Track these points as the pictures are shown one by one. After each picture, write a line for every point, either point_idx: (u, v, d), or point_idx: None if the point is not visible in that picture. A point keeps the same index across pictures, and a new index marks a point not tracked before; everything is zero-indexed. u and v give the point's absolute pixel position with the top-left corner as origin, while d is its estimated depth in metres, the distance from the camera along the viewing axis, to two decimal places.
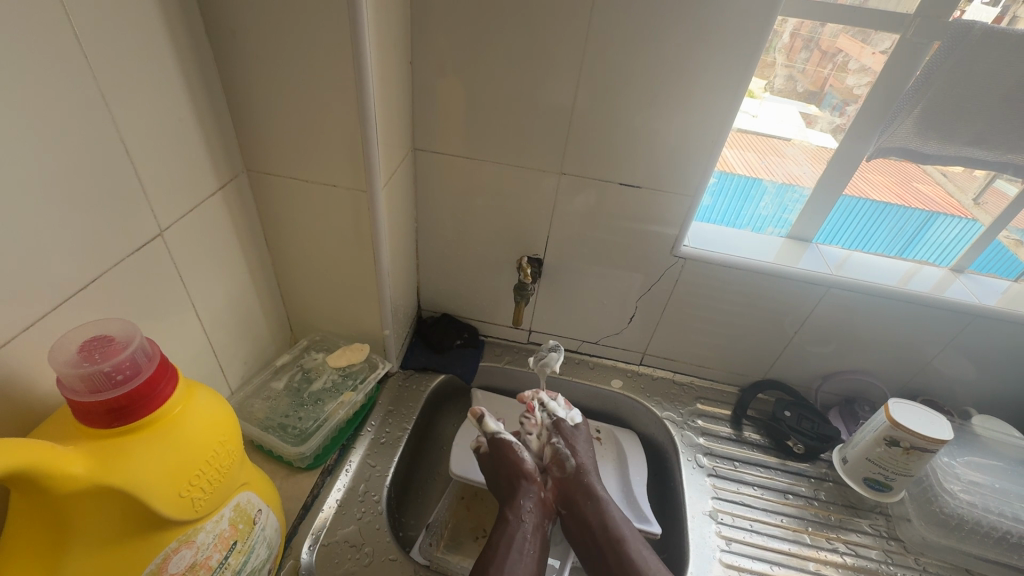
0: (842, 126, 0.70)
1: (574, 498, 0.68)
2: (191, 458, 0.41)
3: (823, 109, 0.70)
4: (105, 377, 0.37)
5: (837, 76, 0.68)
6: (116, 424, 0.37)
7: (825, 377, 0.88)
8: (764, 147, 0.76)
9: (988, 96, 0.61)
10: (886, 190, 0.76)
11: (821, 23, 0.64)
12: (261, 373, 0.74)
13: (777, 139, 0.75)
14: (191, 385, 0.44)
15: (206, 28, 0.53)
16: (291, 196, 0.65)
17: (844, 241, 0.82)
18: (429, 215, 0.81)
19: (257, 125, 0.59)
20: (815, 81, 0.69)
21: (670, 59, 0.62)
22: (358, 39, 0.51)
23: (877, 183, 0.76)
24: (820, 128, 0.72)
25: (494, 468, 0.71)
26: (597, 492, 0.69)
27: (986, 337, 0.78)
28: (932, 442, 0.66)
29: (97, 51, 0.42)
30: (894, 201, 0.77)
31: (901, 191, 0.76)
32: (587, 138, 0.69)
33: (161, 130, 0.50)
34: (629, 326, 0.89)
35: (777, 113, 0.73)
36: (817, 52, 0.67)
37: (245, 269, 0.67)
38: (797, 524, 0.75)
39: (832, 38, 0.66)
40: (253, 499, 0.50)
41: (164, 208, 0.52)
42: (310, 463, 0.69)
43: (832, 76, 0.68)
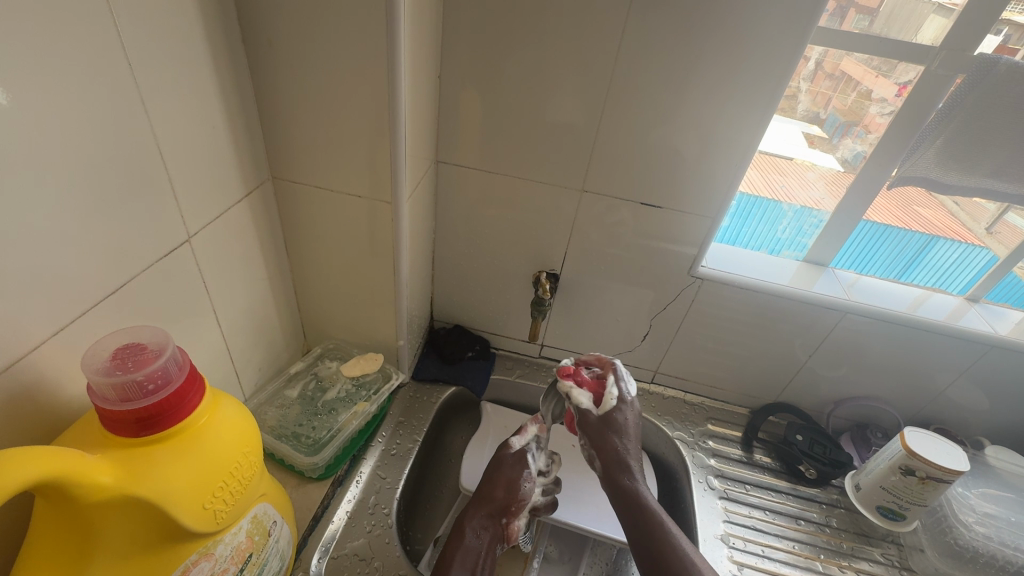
0: (841, 146, 0.72)
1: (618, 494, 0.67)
2: (214, 469, 0.40)
3: (826, 130, 0.71)
4: (136, 386, 0.37)
5: (840, 99, 0.68)
6: (143, 433, 0.37)
7: (837, 402, 0.87)
8: (766, 165, 0.76)
9: (1012, 130, 0.61)
10: (891, 215, 0.76)
11: (825, 49, 0.65)
12: (274, 381, 0.73)
13: (779, 158, 0.75)
14: (216, 394, 0.43)
15: (241, 38, 0.53)
16: (313, 206, 0.65)
17: (846, 261, 0.82)
18: (447, 226, 0.81)
19: (286, 134, 0.60)
20: (819, 102, 0.69)
21: (696, 82, 0.62)
22: (393, 54, 0.51)
23: (881, 208, 0.76)
24: (821, 149, 0.73)
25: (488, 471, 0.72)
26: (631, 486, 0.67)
27: (1001, 368, 0.78)
28: (949, 473, 0.65)
29: (139, 59, 0.43)
30: (895, 224, 0.77)
31: (902, 214, 0.76)
32: (610, 157, 0.70)
33: (195, 137, 0.50)
34: (642, 344, 0.89)
35: (780, 133, 0.73)
36: (821, 74, 0.67)
37: (264, 276, 0.67)
38: (809, 551, 0.74)
39: (836, 62, 0.66)
40: (269, 510, 0.49)
41: (192, 215, 0.52)
42: (321, 474, 0.68)
43: (836, 99, 0.69)
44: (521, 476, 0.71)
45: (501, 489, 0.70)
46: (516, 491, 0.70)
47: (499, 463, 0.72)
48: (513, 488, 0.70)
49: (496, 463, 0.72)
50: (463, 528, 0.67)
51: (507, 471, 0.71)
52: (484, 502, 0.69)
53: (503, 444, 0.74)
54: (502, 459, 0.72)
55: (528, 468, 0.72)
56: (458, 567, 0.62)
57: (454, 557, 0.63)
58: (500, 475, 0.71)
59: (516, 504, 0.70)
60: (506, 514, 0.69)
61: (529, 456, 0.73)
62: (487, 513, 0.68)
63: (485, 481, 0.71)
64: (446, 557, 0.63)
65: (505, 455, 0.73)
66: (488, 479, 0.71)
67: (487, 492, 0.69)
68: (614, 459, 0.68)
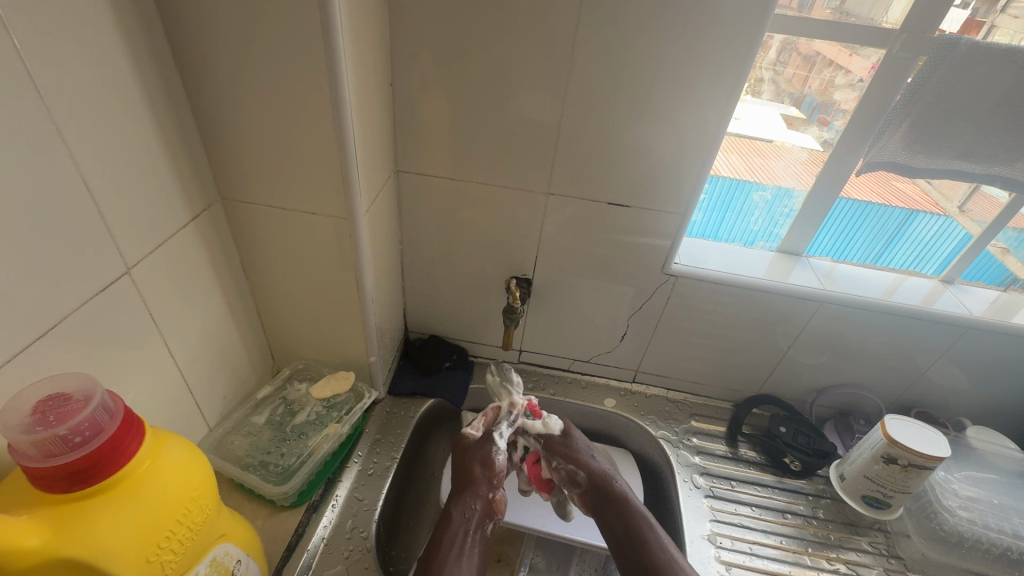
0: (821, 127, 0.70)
1: (599, 504, 0.69)
2: (159, 519, 0.38)
3: (804, 111, 0.70)
4: (61, 441, 0.34)
5: (817, 78, 0.67)
6: (75, 488, 0.34)
7: (819, 392, 0.87)
8: (747, 149, 0.74)
9: (977, 109, 0.60)
10: (869, 191, 0.75)
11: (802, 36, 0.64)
12: (240, 408, 0.70)
13: (759, 141, 0.73)
14: (160, 436, 0.41)
15: (173, 55, 0.51)
16: (267, 226, 0.63)
17: (828, 239, 0.80)
18: (414, 236, 0.79)
19: (230, 153, 0.57)
20: (795, 83, 0.68)
21: (655, 76, 0.61)
22: (334, 65, 0.49)
23: (860, 183, 0.74)
24: (798, 128, 0.71)
25: (460, 459, 0.70)
26: (617, 492, 0.69)
27: (979, 349, 0.77)
28: (930, 459, 0.65)
29: (53, 87, 0.40)
30: (874, 199, 0.75)
31: (881, 190, 0.75)
32: (574, 157, 0.68)
33: (126, 164, 0.48)
34: (621, 343, 0.87)
35: (758, 115, 0.71)
36: (796, 55, 0.66)
37: (221, 300, 0.64)
38: (797, 544, 0.74)
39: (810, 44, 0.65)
40: (231, 552, 0.47)
41: (130, 246, 0.49)
42: (294, 501, 0.66)
43: (812, 78, 0.67)
44: (493, 449, 0.70)
45: (478, 469, 0.68)
46: (492, 466, 0.69)
47: (465, 449, 0.71)
48: (489, 464, 0.69)
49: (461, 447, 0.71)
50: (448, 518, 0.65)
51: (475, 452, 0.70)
52: (464, 486, 0.67)
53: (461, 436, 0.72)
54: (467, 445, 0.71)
55: (496, 445, 0.70)
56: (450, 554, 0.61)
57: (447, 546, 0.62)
58: (470, 461, 0.69)
59: (496, 478, 0.68)
60: (491, 488, 0.67)
61: (495, 434, 0.71)
62: (469, 493, 0.66)
63: (460, 471, 0.69)
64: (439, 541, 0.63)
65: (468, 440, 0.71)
66: (461, 466, 0.69)
67: (467, 478, 0.68)
68: (592, 479, 0.71)
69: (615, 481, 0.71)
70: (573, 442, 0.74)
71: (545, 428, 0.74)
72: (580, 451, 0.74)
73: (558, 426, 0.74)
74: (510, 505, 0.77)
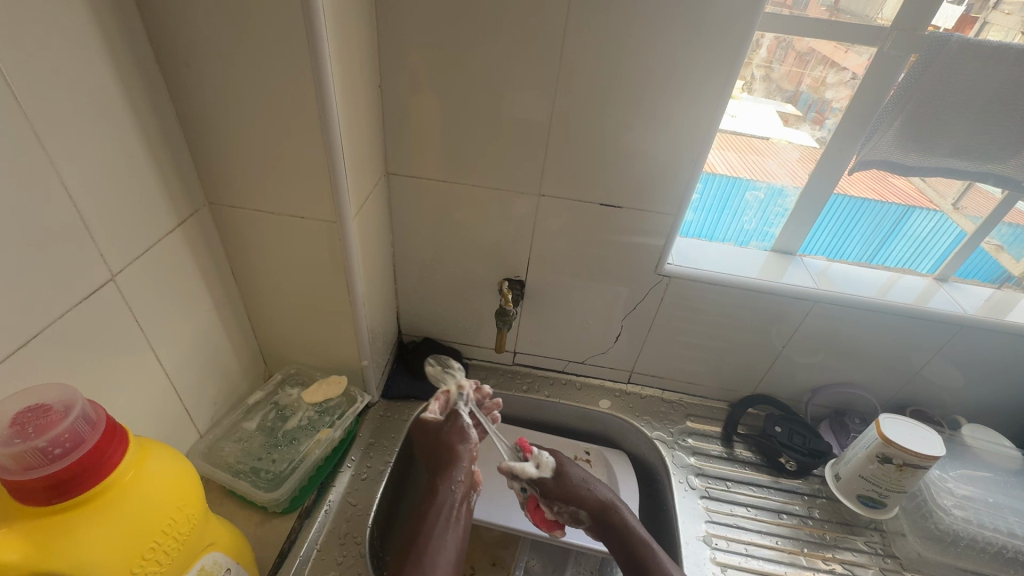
0: (818, 125, 0.69)
1: (605, 534, 0.70)
2: (143, 530, 0.38)
3: (801, 108, 0.69)
4: (40, 453, 0.33)
5: (812, 75, 0.66)
6: (56, 500, 0.34)
7: (814, 391, 0.87)
8: (743, 147, 0.73)
9: (968, 106, 0.60)
10: (865, 186, 0.75)
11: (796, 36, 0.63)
12: (231, 414, 0.70)
13: (756, 138, 0.72)
14: (144, 445, 0.40)
15: (157, 59, 0.50)
16: (256, 230, 0.62)
17: (825, 236, 0.80)
18: (406, 238, 0.79)
19: (217, 157, 0.56)
20: (792, 81, 0.67)
21: (645, 76, 0.60)
22: (320, 67, 0.48)
23: (858, 179, 0.74)
24: (797, 127, 0.71)
25: (429, 438, 0.72)
26: (620, 528, 0.69)
27: (973, 347, 0.77)
28: (925, 459, 0.65)
29: (31, 92, 0.39)
30: (870, 195, 0.75)
31: (878, 185, 0.75)
32: (565, 158, 0.68)
33: (110, 170, 0.47)
34: (616, 344, 0.87)
35: (756, 114, 0.70)
36: (793, 53, 0.65)
37: (210, 305, 0.64)
38: (793, 545, 0.74)
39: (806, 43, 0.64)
40: (220, 560, 0.47)
41: (115, 252, 0.49)
42: (285, 507, 0.66)
43: (808, 75, 0.67)
44: (466, 429, 0.72)
45: (466, 461, 0.69)
46: (469, 442, 0.71)
47: (438, 429, 0.71)
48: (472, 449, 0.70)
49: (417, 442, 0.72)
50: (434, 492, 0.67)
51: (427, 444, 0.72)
52: (446, 464, 0.69)
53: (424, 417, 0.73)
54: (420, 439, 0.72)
55: (465, 422, 0.72)
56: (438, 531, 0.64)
57: (436, 524, 0.65)
58: (445, 442, 0.70)
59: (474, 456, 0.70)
60: (472, 464, 0.70)
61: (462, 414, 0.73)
62: (455, 471, 0.69)
63: (437, 448, 0.70)
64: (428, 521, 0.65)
65: (434, 420, 0.73)
66: (437, 445, 0.70)
67: (449, 455, 0.69)
68: (594, 512, 0.70)
69: (616, 513, 0.70)
70: (569, 484, 0.71)
71: (537, 469, 0.72)
72: (578, 485, 0.71)
73: (546, 463, 0.72)
74: (505, 508, 0.77)
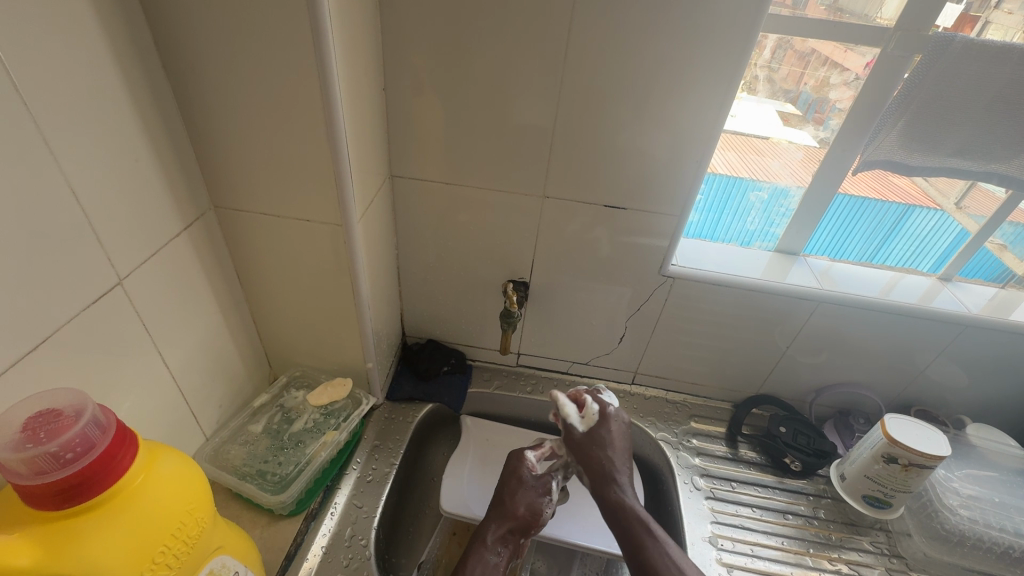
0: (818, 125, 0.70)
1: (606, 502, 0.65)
2: (153, 534, 0.38)
3: (800, 108, 0.70)
4: (52, 458, 0.33)
5: (814, 76, 0.66)
6: (66, 505, 0.34)
7: (818, 391, 0.87)
8: (744, 147, 0.73)
9: (972, 106, 0.60)
10: (865, 185, 0.75)
11: (799, 37, 0.63)
12: (237, 417, 0.70)
13: (756, 139, 0.73)
14: (153, 449, 0.40)
15: (163, 64, 0.50)
16: (261, 234, 0.62)
17: (826, 234, 0.80)
18: (410, 241, 0.79)
19: (222, 161, 0.56)
20: (791, 80, 0.67)
21: (649, 78, 0.60)
22: (326, 71, 0.48)
23: (859, 179, 0.74)
24: (796, 126, 0.71)
25: (505, 481, 0.69)
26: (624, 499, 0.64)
27: (978, 347, 0.77)
28: (930, 459, 0.65)
29: (40, 97, 0.39)
30: (871, 194, 0.75)
31: (878, 185, 0.75)
32: (569, 160, 0.68)
33: (116, 175, 0.47)
34: (619, 346, 0.87)
35: (754, 113, 0.71)
36: (792, 52, 0.65)
37: (216, 308, 0.64)
38: (798, 546, 0.74)
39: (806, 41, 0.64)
40: (229, 563, 0.47)
41: (122, 256, 0.49)
42: (292, 510, 0.66)
43: (808, 75, 0.67)
44: (541, 499, 0.68)
45: (523, 507, 0.67)
46: (538, 514, 0.67)
47: (520, 481, 0.68)
48: (536, 511, 0.67)
49: (517, 480, 0.68)
50: (482, 540, 0.64)
51: (530, 491, 0.68)
52: (505, 519, 0.66)
53: (519, 458, 0.70)
54: (524, 478, 0.68)
55: (548, 495, 0.68)
56: None
57: (472, 569, 0.62)
58: (517, 494, 0.67)
59: (535, 527, 0.67)
60: (526, 534, 0.67)
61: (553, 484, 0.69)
62: (508, 530, 0.65)
63: (504, 496, 0.67)
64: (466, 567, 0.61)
65: (525, 472, 0.69)
66: (507, 493, 0.67)
67: (510, 508, 0.66)
68: (600, 473, 0.66)
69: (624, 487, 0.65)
70: (603, 437, 0.67)
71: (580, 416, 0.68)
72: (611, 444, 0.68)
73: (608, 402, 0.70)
74: None
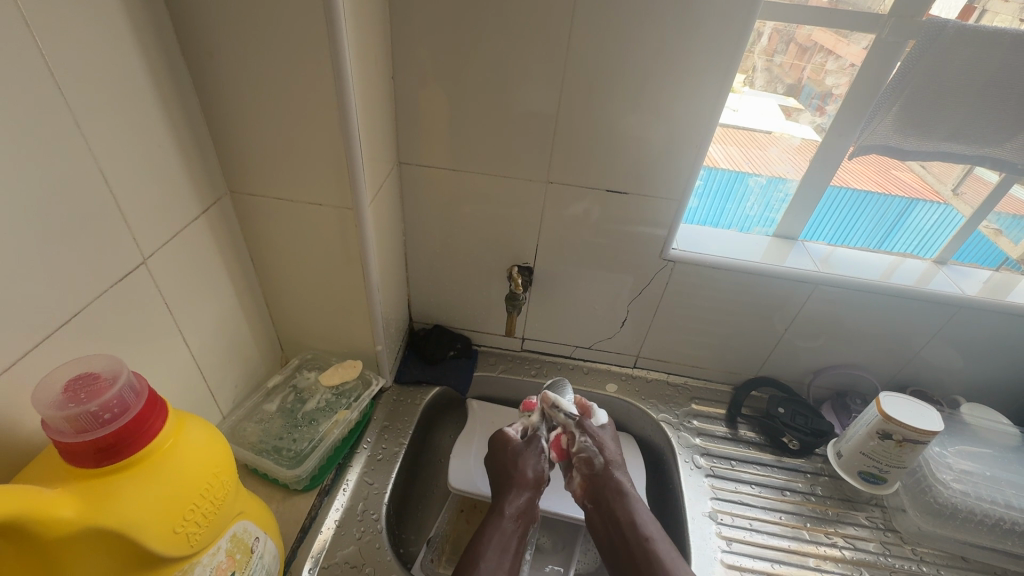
0: (822, 121, 0.71)
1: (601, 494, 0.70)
2: (184, 493, 0.40)
3: (803, 102, 0.71)
4: (92, 417, 0.36)
5: (816, 71, 0.69)
6: (105, 463, 0.36)
7: (817, 372, 0.89)
8: (745, 139, 0.76)
9: (965, 90, 0.62)
10: (867, 179, 0.78)
11: (797, 23, 0.65)
12: (252, 396, 0.72)
13: (758, 132, 0.76)
14: (181, 416, 0.43)
15: (182, 52, 0.52)
16: (274, 218, 0.64)
17: (827, 230, 0.83)
18: (417, 227, 0.81)
19: (238, 147, 0.59)
20: (795, 75, 0.70)
21: (649, 65, 0.62)
22: (338, 59, 0.50)
23: (861, 174, 0.77)
24: (800, 120, 0.73)
25: (500, 458, 0.73)
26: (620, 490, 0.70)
27: (973, 328, 0.79)
28: (924, 434, 0.67)
29: (72, 83, 0.42)
30: (874, 188, 0.78)
31: (881, 179, 0.78)
32: (571, 147, 0.70)
33: (139, 158, 0.49)
34: (622, 329, 0.89)
35: (757, 107, 0.73)
36: (795, 45, 0.68)
37: (232, 291, 0.66)
38: (795, 520, 0.76)
39: (808, 34, 0.66)
40: (249, 528, 0.49)
41: (146, 236, 0.51)
42: (306, 485, 0.68)
43: (810, 69, 0.69)
44: (541, 461, 0.73)
45: (530, 472, 0.71)
46: (540, 474, 0.72)
47: (517, 451, 0.73)
48: (538, 472, 0.72)
49: (514, 451, 0.73)
50: (499, 511, 0.68)
51: (530, 457, 0.73)
52: (512, 484, 0.70)
53: (507, 435, 0.75)
54: (519, 449, 0.73)
55: (543, 458, 0.73)
56: (497, 542, 0.64)
57: (493, 533, 0.65)
58: (519, 463, 0.72)
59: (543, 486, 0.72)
60: (536, 496, 0.71)
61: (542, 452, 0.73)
62: (519, 495, 0.70)
63: (506, 467, 0.72)
64: (485, 533, 0.65)
65: (514, 445, 0.73)
66: (510, 464, 0.72)
67: (518, 476, 0.71)
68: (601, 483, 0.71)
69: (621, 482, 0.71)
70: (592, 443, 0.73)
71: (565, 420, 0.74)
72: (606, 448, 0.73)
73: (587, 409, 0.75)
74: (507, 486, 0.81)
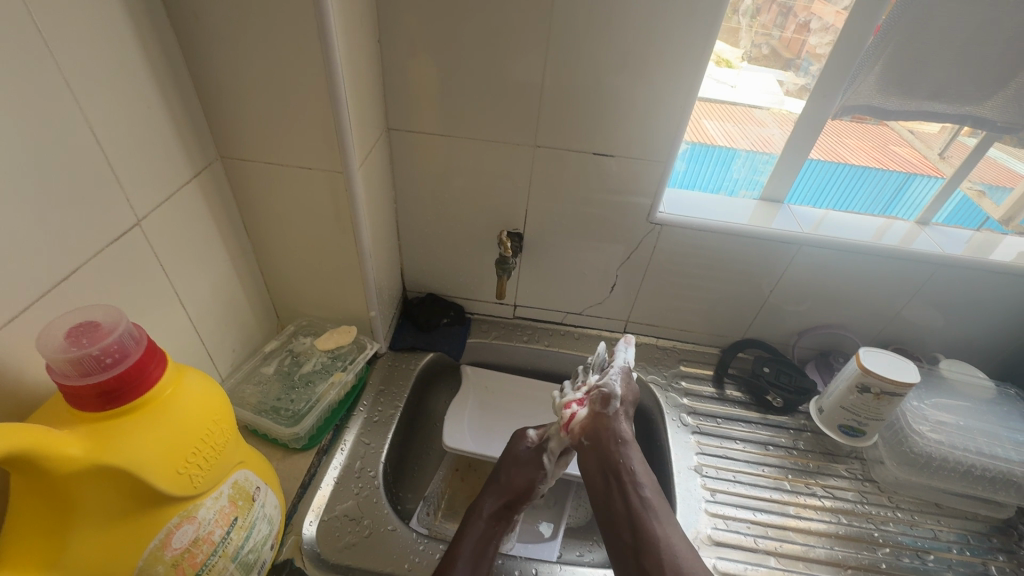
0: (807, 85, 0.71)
1: (602, 439, 0.69)
2: (184, 438, 0.42)
3: (798, 74, 0.72)
4: (94, 361, 0.38)
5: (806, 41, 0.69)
6: (109, 406, 0.38)
7: (802, 333, 0.91)
8: (743, 117, 0.78)
9: (947, 47, 0.62)
10: (865, 154, 0.79)
11: None
12: (250, 359, 0.74)
13: (755, 109, 0.77)
14: (180, 368, 0.44)
15: (167, 13, 0.52)
16: (265, 183, 0.65)
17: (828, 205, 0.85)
18: (407, 194, 0.82)
19: (227, 111, 0.59)
20: (791, 48, 0.70)
21: (635, 25, 0.62)
22: (323, 19, 0.51)
23: (857, 149, 0.79)
24: (793, 94, 0.73)
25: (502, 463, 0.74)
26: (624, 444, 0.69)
27: (953, 287, 0.81)
28: (900, 386, 0.69)
29: (60, 41, 0.42)
30: (871, 163, 0.79)
31: (879, 154, 0.79)
32: (559, 110, 0.70)
33: (130, 120, 0.50)
34: (611, 294, 0.91)
35: (756, 82, 0.75)
36: (793, 18, 0.69)
37: (226, 257, 0.68)
38: (777, 472, 0.79)
39: (806, 5, 0.67)
40: (250, 477, 0.51)
41: (139, 198, 0.52)
42: (305, 444, 0.71)
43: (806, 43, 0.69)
44: (538, 473, 0.72)
45: (520, 480, 0.72)
46: (529, 489, 0.72)
47: (516, 457, 0.74)
48: (530, 485, 0.72)
49: (515, 456, 0.74)
50: (479, 510, 0.69)
51: (528, 467, 0.73)
52: (503, 490, 0.71)
53: (518, 437, 0.76)
54: (520, 454, 0.74)
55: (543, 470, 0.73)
56: (469, 543, 0.64)
57: (470, 532, 0.65)
58: (516, 469, 0.72)
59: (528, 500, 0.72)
60: (515, 509, 0.71)
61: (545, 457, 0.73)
62: (504, 501, 0.70)
63: (503, 472, 0.73)
64: (464, 530, 0.65)
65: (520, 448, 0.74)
66: (506, 469, 0.73)
67: (508, 482, 0.71)
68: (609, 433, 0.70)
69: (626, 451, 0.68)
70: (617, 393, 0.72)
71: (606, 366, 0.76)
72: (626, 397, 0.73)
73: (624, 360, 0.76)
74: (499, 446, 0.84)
